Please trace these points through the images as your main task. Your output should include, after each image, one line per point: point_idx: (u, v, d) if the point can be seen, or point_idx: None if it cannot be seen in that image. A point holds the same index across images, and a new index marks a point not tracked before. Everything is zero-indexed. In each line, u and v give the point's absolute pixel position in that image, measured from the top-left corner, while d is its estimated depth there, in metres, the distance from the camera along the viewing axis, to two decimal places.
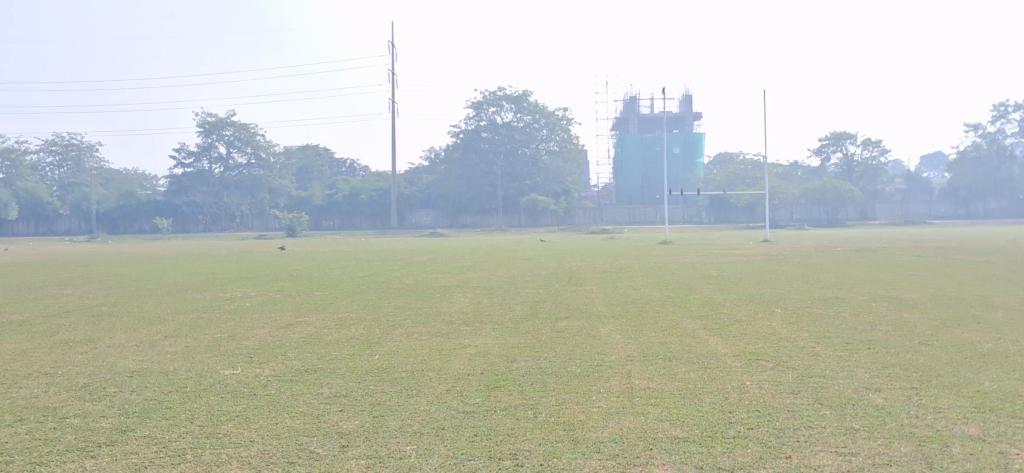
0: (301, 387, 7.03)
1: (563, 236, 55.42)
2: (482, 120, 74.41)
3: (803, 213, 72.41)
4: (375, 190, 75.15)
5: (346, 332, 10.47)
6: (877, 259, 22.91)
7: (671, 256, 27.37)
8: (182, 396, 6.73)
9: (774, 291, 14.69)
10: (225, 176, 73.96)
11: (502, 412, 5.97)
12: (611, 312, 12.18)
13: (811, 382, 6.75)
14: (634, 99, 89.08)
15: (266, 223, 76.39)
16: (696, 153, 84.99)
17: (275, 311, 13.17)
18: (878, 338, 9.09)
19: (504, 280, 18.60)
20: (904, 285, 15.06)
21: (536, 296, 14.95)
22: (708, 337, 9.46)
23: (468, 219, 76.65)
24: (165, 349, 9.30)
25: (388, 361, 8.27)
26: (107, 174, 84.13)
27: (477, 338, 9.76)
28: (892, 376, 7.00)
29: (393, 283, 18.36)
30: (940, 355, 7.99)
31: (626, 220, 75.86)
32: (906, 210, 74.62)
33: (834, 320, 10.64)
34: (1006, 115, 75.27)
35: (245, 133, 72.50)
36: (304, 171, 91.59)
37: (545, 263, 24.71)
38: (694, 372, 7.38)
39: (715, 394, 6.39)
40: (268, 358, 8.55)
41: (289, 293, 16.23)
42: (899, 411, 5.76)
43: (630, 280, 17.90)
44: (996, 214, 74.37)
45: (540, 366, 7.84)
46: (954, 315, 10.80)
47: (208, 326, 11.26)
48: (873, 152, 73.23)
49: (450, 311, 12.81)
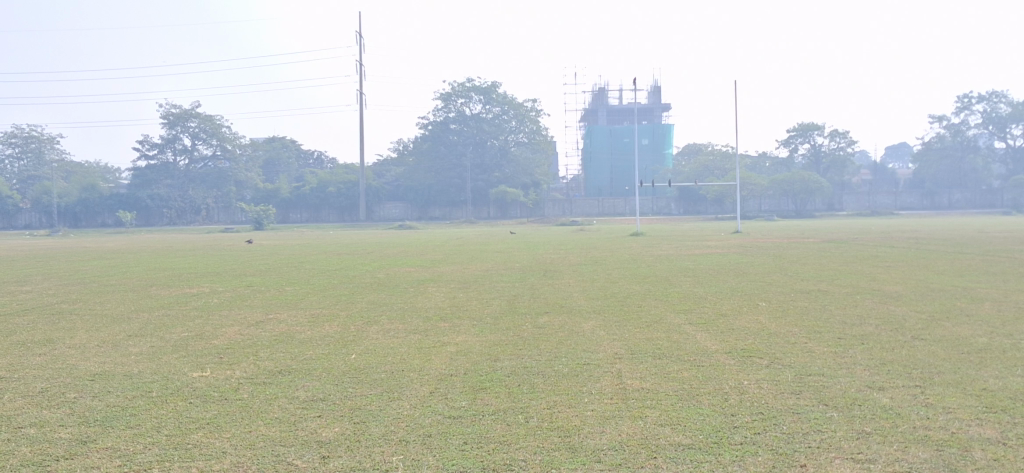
0: (276, 391, 6.64)
1: (533, 228, 55.23)
2: (450, 112, 74.27)
3: (771, 204, 72.56)
4: (343, 183, 73.99)
5: (321, 330, 10.09)
6: (852, 252, 22.68)
7: (646, 248, 27.16)
8: (148, 401, 6.32)
9: (754, 284, 14.47)
10: (190, 168, 74.07)
11: (490, 417, 5.63)
12: (592, 306, 11.88)
13: (811, 381, 6.49)
14: (602, 91, 88.99)
15: (233, 217, 74.48)
16: (665, 145, 85.05)
17: (242, 308, 12.75)
18: (868, 332, 8.86)
19: (478, 274, 18.21)
20: (885, 278, 14.81)
21: (513, 290, 14.62)
22: (695, 333, 9.19)
23: (437, 212, 75.85)
24: (127, 349, 8.85)
25: (365, 361, 7.89)
26: (68, 167, 82.50)
27: (457, 335, 9.44)
28: (893, 373, 6.74)
29: (366, 278, 17.91)
30: (936, 350, 7.76)
31: (595, 211, 75.53)
32: (872, 201, 74.69)
33: (821, 313, 10.41)
34: (969, 107, 76.15)
35: (211, 125, 72.62)
36: (271, 163, 90.53)
37: (520, 256, 24.37)
38: (686, 371, 7.08)
39: (714, 395, 6.08)
40: (239, 359, 8.15)
41: (259, 289, 15.81)
42: (908, 412, 5.49)
43: (607, 273, 17.59)
44: (960, 205, 73.28)
45: (525, 365, 7.50)
46: (941, 308, 10.62)
47: (174, 325, 10.84)
48: (839, 144, 73.65)
49: (427, 307, 12.41)
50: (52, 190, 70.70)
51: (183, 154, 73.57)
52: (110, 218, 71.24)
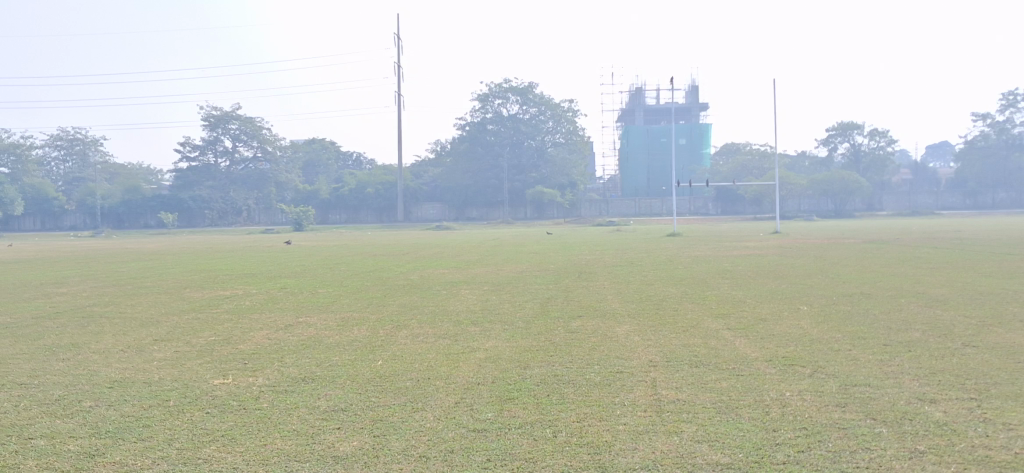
0: (296, 400, 6.41)
1: (568, 229, 54.82)
2: (487, 112, 74.42)
3: (811, 204, 71.32)
4: (382, 183, 74.20)
5: (348, 334, 9.89)
6: (894, 252, 22.10)
7: (683, 248, 26.76)
8: (164, 412, 6.11)
9: (795, 287, 14.03)
10: (231, 170, 74.73)
11: (516, 430, 5.36)
12: (626, 310, 11.55)
13: (857, 392, 6.13)
14: (640, 91, 88.39)
15: (273, 217, 74.80)
16: (703, 144, 84.16)
17: (273, 311, 12.61)
18: (915, 339, 8.45)
19: (513, 276, 17.97)
20: (929, 280, 14.35)
21: (546, 293, 14.34)
22: (735, 339, 8.83)
23: (475, 212, 75.49)
24: (153, 354, 8.72)
25: (392, 367, 7.66)
26: (112, 169, 83.62)
27: (487, 341, 9.15)
28: (945, 385, 6.35)
29: (399, 279, 17.77)
30: (990, 359, 7.33)
31: (632, 211, 74.81)
32: (913, 200, 73.53)
33: (865, 319, 9.98)
34: (1015, 104, 74.37)
35: (251, 127, 73.34)
36: (310, 165, 91.15)
37: (555, 257, 24.20)
38: (724, 380, 6.74)
39: (755, 408, 5.73)
40: (264, 365, 7.97)
41: (291, 291, 15.68)
42: (964, 429, 5.12)
43: (643, 275, 17.25)
44: (1005, 205, 72.30)
45: (556, 374, 7.21)
46: (993, 313, 10.16)
47: (202, 329, 10.69)
48: (879, 143, 72.49)
49: (458, 311, 12.14)
50: (96, 192, 71.68)
51: (224, 156, 74.19)
52: (152, 220, 71.98)
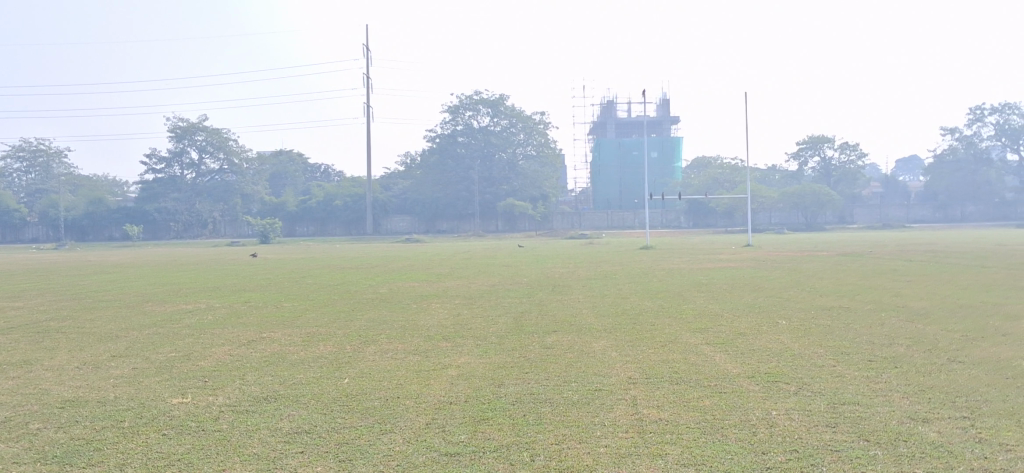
0: (258, 421, 6.05)
1: (540, 241, 54.62)
2: (458, 124, 74.07)
3: (782, 218, 71.71)
4: (350, 195, 73.59)
5: (314, 350, 9.54)
6: (867, 265, 21.99)
7: (656, 262, 26.68)
8: (117, 434, 5.73)
9: (772, 300, 13.86)
10: (197, 182, 73.81)
11: (491, 454, 5.05)
12: (603, 325, 11.23)
13: (846, 412, 5.88)
14: (611, 104, 88.57)
15: (239, 230, 73.82)
16: (674, 158, 84.42)
17: (236, 326, 12.17)
18: (901, 355, 8.22)
19: (485, 289, 17.66)
20: (907, 293, 14.22)
21: (519, 307, 14.04)
22: (714, 354, 8.57)
23: (445, 225, 74.98)
24: (109, 372, 8.32)
25: (359, 386, 7.34)
26: (76, 181, 82.34)
27: (459, 357, 8.84)
28: (935, 402, 6.12)
29: (368, 293, 17.40)
30: (978, 375, 7.13)
31: (604, 224, 74.71)
32: (884, 213, 73.80)
33: (846, 333, 9.76)
34: (982, 118, 75.38)
35: (218, 139, 72.61)
36: (278, 177, 90.31)
37: (527, 270, 23.90)
38: (707, 398, 6.47)
39: (741, 429, 5.46)
40: (225, 382, 7.60)
41: (256, 305, 15.29)
42: (962, 450, 4.88)
43: (617, 288, 17.03)
44: (973, 218, 72.63)
45: (532, 392, 6.91)
46: (976, 327, 9.99)
47: (162, 344, 10.26)
48: (850, 156, 73.20)
49: (429, 325, 11.80)
50: (58, 204, 70.50)
51: (190, 168, 73.43)
52: (117, 232, 71.15)
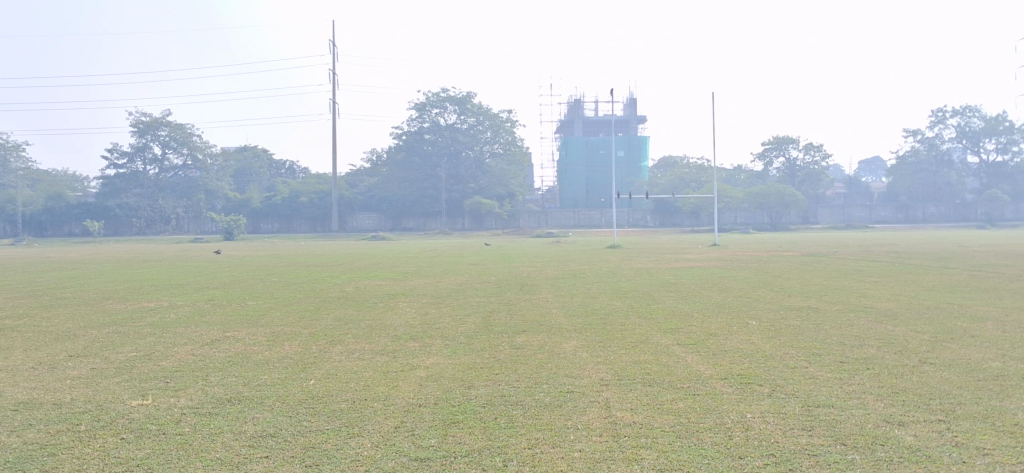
0: (221, 423, 5.87)
1: (508, 240, 54.60)
2: (425, 122, 73.85)
3: (747, 218, 72.25)
4: (316, 192, 72.99)
5: (279, 349, 9.36)
6: (833, 265, 22.11)
7: (623, 261, 26.75)
8: (73, 438, 5.51)
9: (740, 300, 13.88)
10: (160, 177, 72.76)
11: (463, 459, 4.91)
12: (572, 324, 11.15)
13: (821, 415, 5.82)
14: (578, 102, 88.67)
15: (203, 227, 72.87)
16: (641, 157, 84.73)
17: (199, 324, 11.93)
18: (873, 356, 8.19)
19: (453, 288, 17.54)
20: (874, 293, 14.32)
21: (487, 306, 13.92)
22: (686, 355, 8.49)
23: (411, 223, 74.57)
24: (66, 372, 8.06)
25: (325, 387, 7.16)
26: (35, 175, 80.69)
27: (427, 357, 8.69)
28: (910, 405, 6.08)
29: (334, 291, 17.20)
30: (950, 377, 7.10)
31: (570, 223, 74.80)
32: (847, 214, 74.40)
33: (817, 334, 9.74)
34: (944, 121, 76.54)
35: (181, 134, 71.61)
36: (242, 173, 89.31)
37: (495, 268, 23.81)
38: (680, 401, 6.37)
39: (716, 432, 5.37)
40: (188, 383, 7.39)
41: (219, 303, 15.01)
42: (940, 455, 4.82)
43: (586, 287, 16.99)
44: (934, 219, 73.67)
45: (503, 394, 6.79)
46: (943, 328, 10.02)
47: (122, 344, 10.00)
48: (814, 157, 73.83)
49: (397, 324, 11.65)
50: (16, 199, 69.09)
51: (153, 163, 72.35)
52: (77, 228, 69.99)
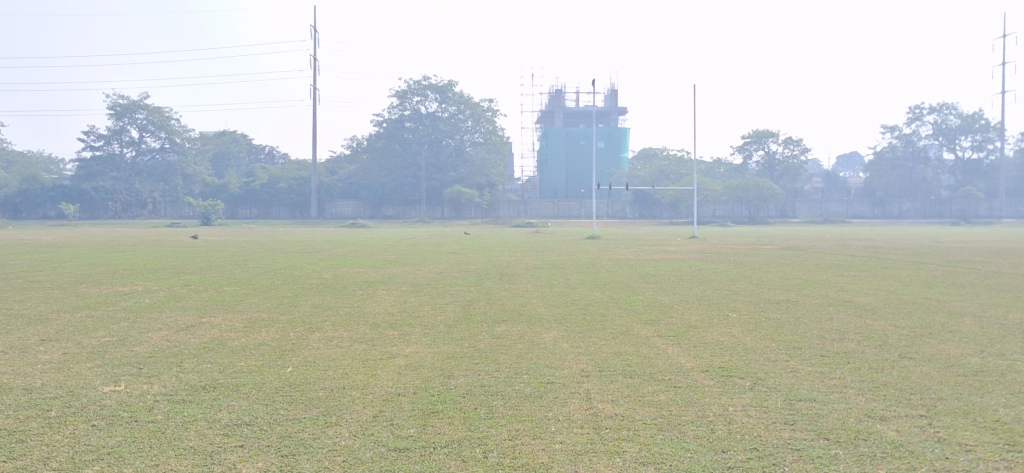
0: (195, 411, 5.76)
1: (487, 230, 54.43)
2: (405, 109, 73.44)
3: (726, 211, 72.62)
4: (294, 178, 72.48)
5: (256, 336, 9.24)
6: (812, 259, 22.20)
7: (603, 251, 26.73)
8: (43, 424, 5.37)
9: (720, 292, 13.87)
10: (137, 161, 72.03)
11: (442, 450, 4.83)
12: (552, 315, 11.12)
13: (802, 408, 5.79)
14: (559, 93, 88.57)
15: (180, 212, 72.32)
16: (621, 148, 84.81)
17: (174, 309, 11.80)
18: (853, 350, 8.18)
19: (432, 276, 17.47)
20: (853, 288, 14.35)
21: (467, 295, 13.85)
22: (667, 347, 8.45)
23: (391, 211, 74.29)
24: (37, 357, 7.89)
25: (302, 376, 7.04)
26: (10, 157, 79.50)
27: (406, 345, 8.60)
28: (891, 399, 6.07)
29: (312, 278, 17.07)
30: (930, 372, 7.09)
31: (550, 213, 74.83)
32: (825, 208, 74.47)
33: (797, 327, 9.73)
34: (921, 117, 77.03)
35: (159, 117, 70.85)
36: (221, 157, 88.63)
37: (475, 258, 23.70)
38: (661, 393, 6.32)
39: (699, 426, 5.32)
40: (161, 370, 7.26)
41: (196, 289, 14.80)
42: (922, 450, 4.80)
43: (565, 277, 16.97)
44: (909, 215, 74.20)
45: (482, 384, 6.71)
46: (922, 323, 10.02)
47: (95, 328, 9.83)
48: (793, 151, 74.09)
49: (376, 312, 11.57)
50: None
51: (130, 146, 71.56)
52: (52, 210, 69.19)
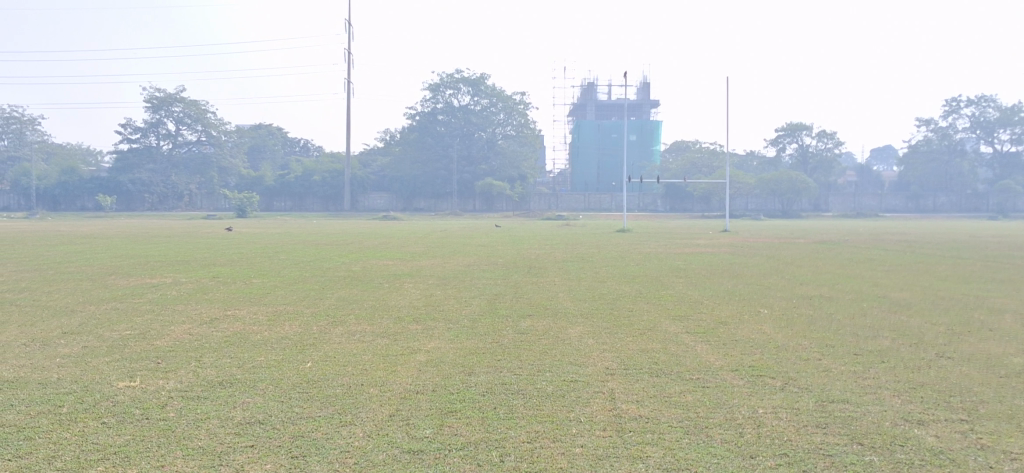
0: (209, 408, 5.64)
1: (518, 223, 54.28)
2: (438, 102, 73.49)
3: (757, 204, 71.93)
4: (328, 170, 72.70)
5: (278, 330, 9.14)
6: (846, 253, 21.75)
7: (634, 245, 26.38)
8: (54, 422, 5.28)
9: (752, 287, 13.57)
10: (173, 153, 72.68)
11: (457, 453, 4.65)
12: (579, 309, 10.93)
13: (836, 410, 5.56)
14: (592, 86, 88.04)
15: (215, 204, 72.91)
16: (654, 141, 84.19)
17: (199, 301, 11.76)
18: (889, 348, 7.89)
19: (459, 269, 17.30)
20: (886, 283, 13.96)
21: (494, 288, 13.67)
22: (695, 344, 8.23)
23: (423, 203, 74.33)
24: (57, 350, 7.84)
25: (321, 371, 6.90)
26: (49, 148, 80.25)
27: (428, 341, 8.42)
28: (929, 402, 5.80)
29: (340, 270, 16.98)
30: (969, 373, 6.80)
31: (581, 206, 74.65)
32: (858, 202, 74.08)
33: (830, 324, 9.43)
34: (958, 110, 75.73)
35: (195, 110, 71.39)
36: (255, 150, 89.15)
37: (504, 250, 23.43)
38: (688, 393, 6.10)
39: (726, 429, 5.10)
40: (179, 364, 7.16)
41: (223, 280, 14.74)
42: (963, 457, 4.54)
43: (595, 271, 16.72)
44: (945, 208, 73.44)
45: (504, 381, 6.52)
46: (960, 320, 9.68)
47: (118, 321, 9.77)
48: (827, 145, 73.04)
49: (400, 305, 11.43)
50: (31, 172, 69.54)
51: (166, 138, 72.18)
52: (89, 202, 70.16)
